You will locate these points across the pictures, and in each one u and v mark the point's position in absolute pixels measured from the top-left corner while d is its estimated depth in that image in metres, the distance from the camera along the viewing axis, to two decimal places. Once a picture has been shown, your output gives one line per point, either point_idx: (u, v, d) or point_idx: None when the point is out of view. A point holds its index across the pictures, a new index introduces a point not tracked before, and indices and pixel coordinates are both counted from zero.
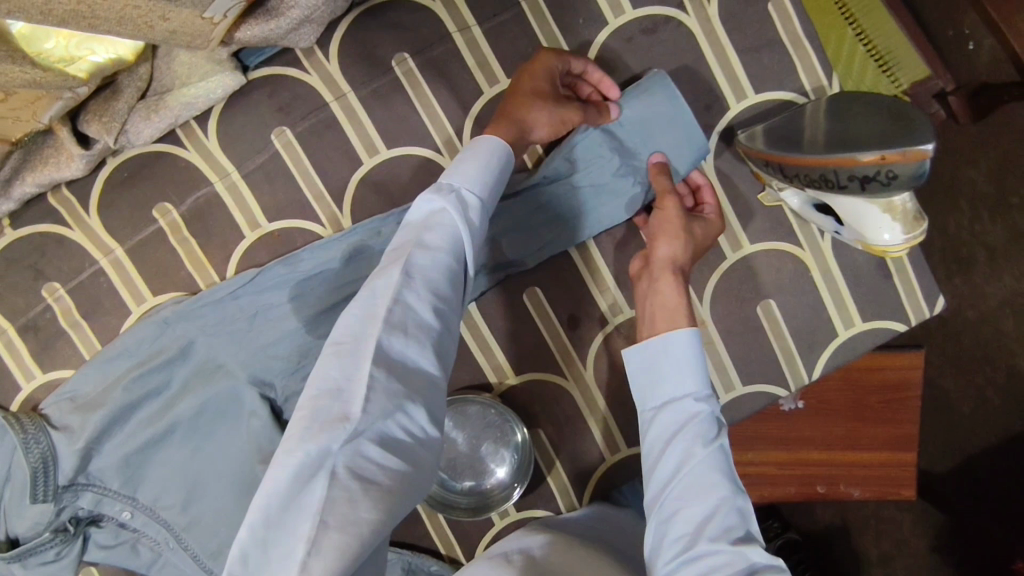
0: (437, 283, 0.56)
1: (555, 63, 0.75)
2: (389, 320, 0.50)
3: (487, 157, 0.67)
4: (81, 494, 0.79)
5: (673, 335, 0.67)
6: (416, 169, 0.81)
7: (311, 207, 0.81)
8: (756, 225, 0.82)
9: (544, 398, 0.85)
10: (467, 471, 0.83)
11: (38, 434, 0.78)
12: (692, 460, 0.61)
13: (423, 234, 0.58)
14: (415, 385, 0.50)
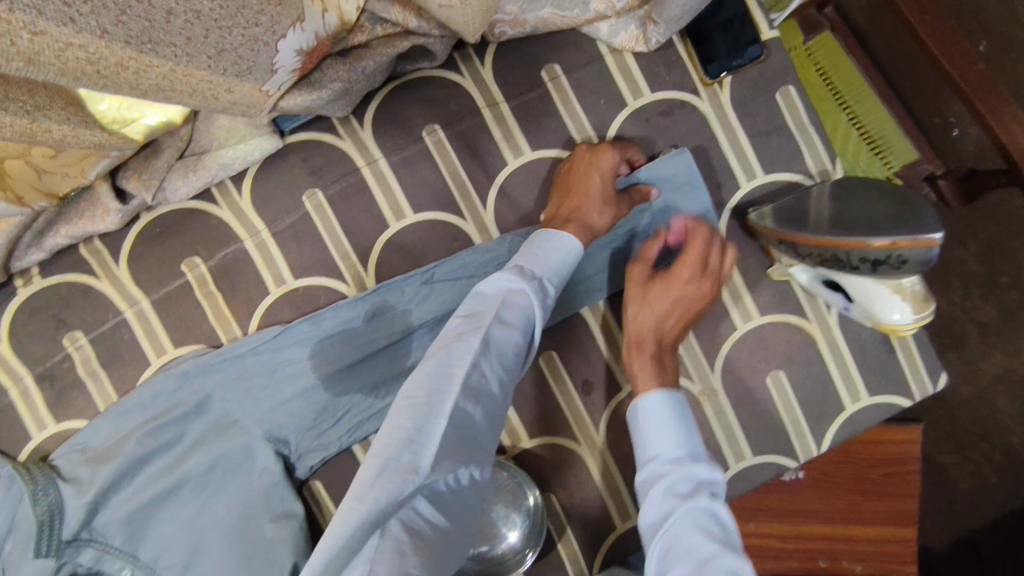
0: (508, 356, 0.63)
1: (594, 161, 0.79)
2: (463, 385, 0.58)
3: (563, 249, 0.72)
4: (83, 550, 0.77)
5: (645, 398, 0.70)
6: (440, 233, 0.84)
7: (336, 266, 0.84)
8: (766, 297, 0.85)
9: (556, 462, 0.86)
10: (476, 537, 0.82)
11: (48, 487, 0.76)
12: (679, 516, 0.61)
13: (503, 310, 0.64)
14: (472, 453, 0.57)
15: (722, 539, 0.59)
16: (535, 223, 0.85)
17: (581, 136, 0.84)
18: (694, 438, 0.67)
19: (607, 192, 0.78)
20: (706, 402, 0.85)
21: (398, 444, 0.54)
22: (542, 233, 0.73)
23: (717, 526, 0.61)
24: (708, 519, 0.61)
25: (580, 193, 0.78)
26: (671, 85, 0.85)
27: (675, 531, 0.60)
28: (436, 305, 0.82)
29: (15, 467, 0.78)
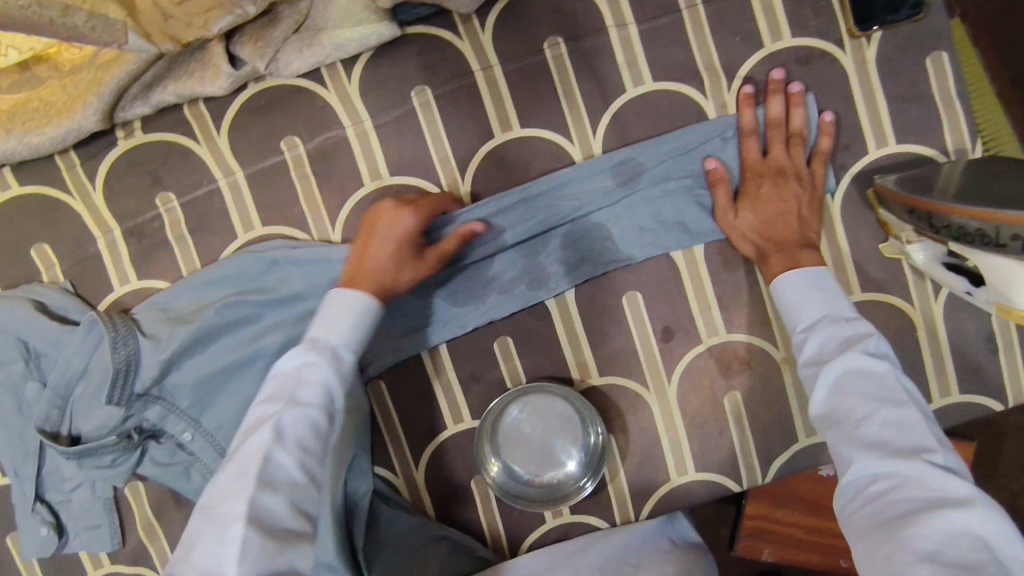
0: (309, 437, 0.59)
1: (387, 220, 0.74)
2: (258, 476, 0.54)
3: (358, 306, 0.68)
4: (150, 406, 0.78)
5: (779, 282, 0.71)
6: (544, 152, 0.81)
7: (434, 168, 0.81)
8: (872, 274, 0.81)
9: (621, 404, 0.84)
10: (534, 463, 0.81)
11: (128, 338, 0.77)
12: (846, 392, 0.60)
13: (298, 391, 0.61)
14: (290, 544, 0.52)
15: (887, 389, 0.58)
16: (640, 154, 0.80)
17: (708, 72, 0.80)
18: (839, 300, 0.68)
19: (403, 254, 0.72)
20: (786, 370, 0.83)
21: (203, 570, 0.49)
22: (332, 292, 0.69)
23: (873, 359, 0.60)
24: (867, 357, 0.60)
25: (369, 245, 0.73)
26: (814, 33, 0.79)
27: (840, 408, 0.59)
28: (533, 223, 0.80)
29: (98, 313, 0.79)
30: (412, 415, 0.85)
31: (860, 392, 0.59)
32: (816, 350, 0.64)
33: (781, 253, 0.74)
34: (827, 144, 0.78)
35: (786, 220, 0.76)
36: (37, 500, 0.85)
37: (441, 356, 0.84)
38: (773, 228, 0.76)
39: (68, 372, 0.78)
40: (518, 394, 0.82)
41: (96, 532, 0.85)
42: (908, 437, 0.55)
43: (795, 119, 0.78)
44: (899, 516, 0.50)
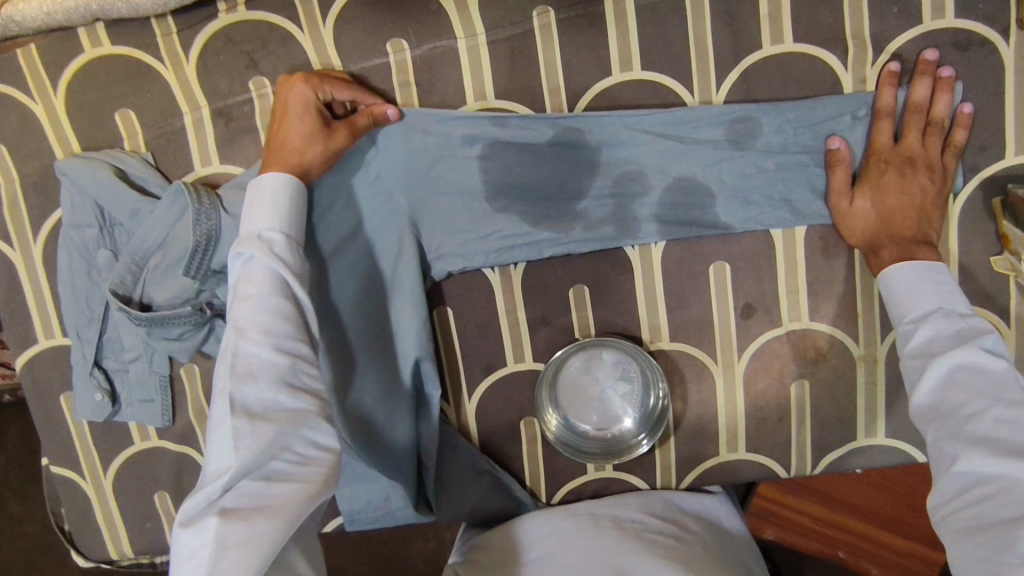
0: (273, 322, 0.59)
1: (298, 94, 0.71)
2: (234, 373, 0.56)
3: (279, 188, 0.66)
4: (222, 284, 0.80)
5: (887, 271, 0.71)
6: (660, 99, 0.77)
7: (542, 98, 0.77)
8: (977, 286, 0.77)
9: (687, 373, 0.82)
10: (592, 415, 0.81)
11: (212, 214, 0.76)
12: (958, 388, 0.62)
13: (240, 286, 0.60)
14: (290, 421, 0.56)
15: (1001, 387, 0.60)
16: (762, 117, 0.75)
17: (855, 42, 0.74)
18: (955, 291, 0.68)
19: (307, 129, 0.71)
20: (862, 368, 0.81)
21: (214, 462, 0.54)
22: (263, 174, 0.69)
23: (991, 357, 0.62)
24: (983, 354, 0.62)
25: (281, 121, 0.71)
26: (979, 17, 0.73)
27: (950, 402, 0.62)
28: (632, 154, 0.77)
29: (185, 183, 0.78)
30: (473, 348, 0.83)
31: (973, 387, 0.61)
32: (928, 341, 0.66)
33: (894, 246, 0.72)
34: (963, 137, 0.73)
35: (904, 210, 0.73)
36: (94, 366, 0.86)
37: (515, 292, 0.81)
38: (889, 216, 0.73)
39: (147, 241, 0.78)
40: (584, 344, 0.80)
41: (149, 407, 0.86)
42: (1023, 437, 0.57)
43: (938, 105, 0.73)
44: (1008, 520, 0.54)
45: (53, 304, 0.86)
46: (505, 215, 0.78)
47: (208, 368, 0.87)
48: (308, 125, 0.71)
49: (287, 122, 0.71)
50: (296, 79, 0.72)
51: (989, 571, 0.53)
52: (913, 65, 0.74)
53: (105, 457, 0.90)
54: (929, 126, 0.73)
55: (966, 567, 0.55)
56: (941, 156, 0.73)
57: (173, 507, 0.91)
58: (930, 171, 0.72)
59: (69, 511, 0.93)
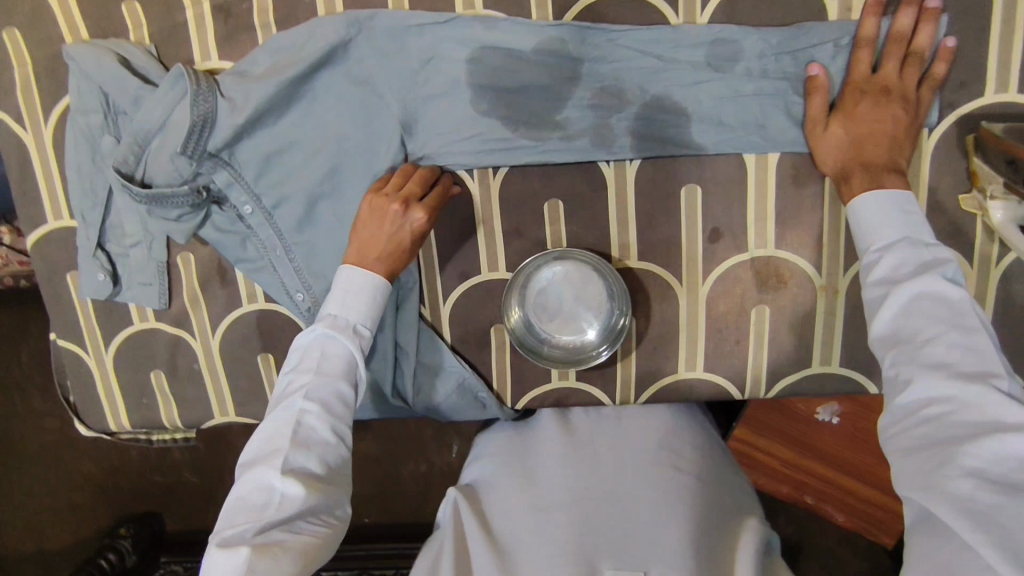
0: (342, 384, 0.68)
1: (370, 220, 0.77)
2: (310, 389, 0.66)
3: (375, 293, 0.74)
4: (219, 170, 0.84)
5: (858, 206, 0.71)
6: (644, 17, 0.78)
7: (529, 9, 0.80)
8: (941, 222, 0.78)
9: (652, 291, 0.86)
10: (558, 326, 0.86)
11: (207, 97, 0.81)
12: (915, 315, 0.62)
13: (343, 312, 0.73)
14: (325, 491, 0.63)
15: (954, 312, 0.60)
16: (742, 41, 0.76)
17: None
18: (921, 226, 0.68)
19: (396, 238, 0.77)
20: (822, 298, 0.83)
21: (274, 446, 0.63)
22: (342, 279, 0.74)
23: (949, 284, 0.61)
24: (943, 282, 0.61)
25: (374, 249, 0.76)
26: None
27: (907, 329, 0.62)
28: (613, 69, 0.79)
29: (185, 69, 0.82)
30: (449, 254, 0.87)
31: (928, 313, 0.61)
32: (894, 272, 0.65)
33: (861, 177, 0.72)
34: (943, 71, 0.73)
35: (880, 148, 0.72)
36: (98, 248, 0.92)
37: (492, 201, 0.85)
38: (858, 150, 0.73)
39: (149, 123, 0.82)
40: (552, 256, 0.83)
41: (148, 289, 0.93)
42: (977, 363, 0.57)
43: (921, 36, 0.73)
44: (962, 436, 0.54)
45: (60, 187, 0.91)
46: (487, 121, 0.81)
47: (203, 256, 0.92)
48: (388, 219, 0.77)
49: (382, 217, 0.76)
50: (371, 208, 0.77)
51: (928, 483, 0.53)
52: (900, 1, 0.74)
53: (108, 334, 0.97)
54: (909, 57, 0.73)
55: (910, 479, 0.55)
56: (916, 88, 0.73)
57: (167, 386, 0.98)
58: (901, 103, 0.73)
59: (74, 383, 1.00)
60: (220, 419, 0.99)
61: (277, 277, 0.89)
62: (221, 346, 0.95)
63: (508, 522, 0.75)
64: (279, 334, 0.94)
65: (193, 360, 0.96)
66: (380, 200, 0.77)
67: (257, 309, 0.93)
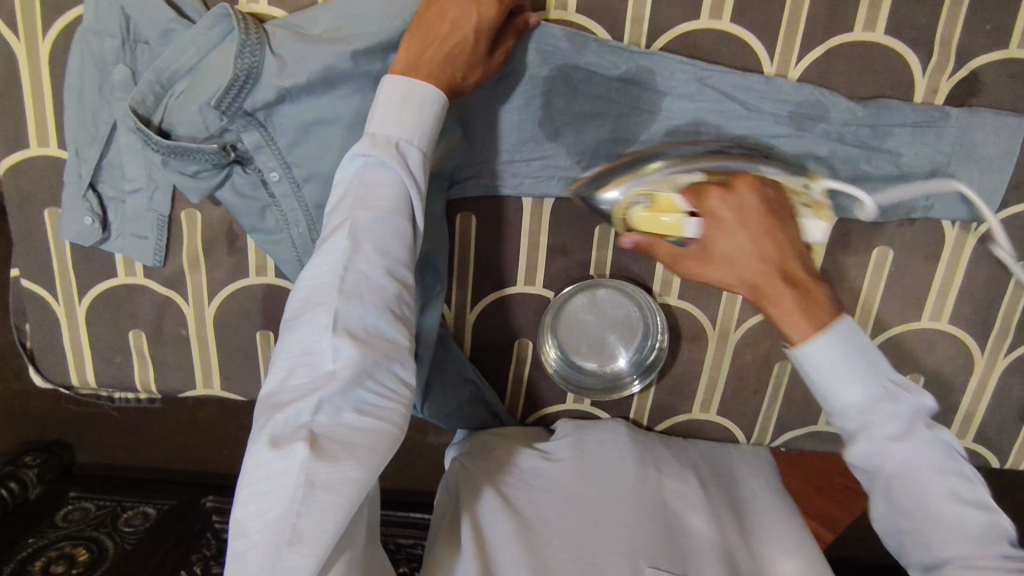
0: (387, 236, 0.62)
1: (455, 7, 0.66)
2: (353, 240, 0.60)
3: (426, 100, 0.64)
4: (250, 130, 0.75)
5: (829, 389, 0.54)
6: (736, 57, 0.75)
7: (623, 25, 0.74)
8: (967, 310, 0.83)
9: (684, 331, 0.85)
10: (588, 352, 0.85)
11: (254, 51, 0.71)
12: (920, 472, 0.52)
13: (395, 137, 0.63)
14: (385, 351, 0.59)
15: (960, 465, 0.52)
16: (832, 103, 0.74)
17: (940, 50, 0.73)
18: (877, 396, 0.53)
19: (466, 38, 0.66)
20: None
21: (317, 311, 0.59)
22: (393, 80, 0.64)
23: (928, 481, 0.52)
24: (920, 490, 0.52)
25: (435, 37, 0.66)
26: None
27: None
28: (694, 108, 0.76)
29: (231, 10, 0.72)
30: (488, 261, 0.83)
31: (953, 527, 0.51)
32: (874, 435, 0.53)
33: (807, 313, 0.56)
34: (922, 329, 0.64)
35: (790, 319, 0.56)
36: (89, 187, 0.81)
37: (543, 216, 0.81)
38: (745, 279, 0.60)
39: (180, 63, 0.72)
40: (598, 281, 0.82)
41: (141, 243, 0.83)
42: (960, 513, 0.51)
43: None
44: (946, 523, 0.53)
45: (53, 111, 0.80)
46: (555, 140, 0.77)
47: (213, 217, 0.83)
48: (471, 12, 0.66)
49: (462, 11, 0.66)
50: None
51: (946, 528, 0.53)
52: (985, 104, 0.75)
53: (84, 283, 0.86)
54: None
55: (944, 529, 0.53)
56: None
57: (147, 347, 0.89)
58: (790, 229, 0.62)
59: (34, 329, 0.90)
60: (202, 390, 0.92)
61: (296, 254, 0.82)
62: (217, 315, 0.88)
63: (531, 501, 0.75)
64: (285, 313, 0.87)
65: (182, 326, 0.88)
66: None
67: (264, 283, 0.86)
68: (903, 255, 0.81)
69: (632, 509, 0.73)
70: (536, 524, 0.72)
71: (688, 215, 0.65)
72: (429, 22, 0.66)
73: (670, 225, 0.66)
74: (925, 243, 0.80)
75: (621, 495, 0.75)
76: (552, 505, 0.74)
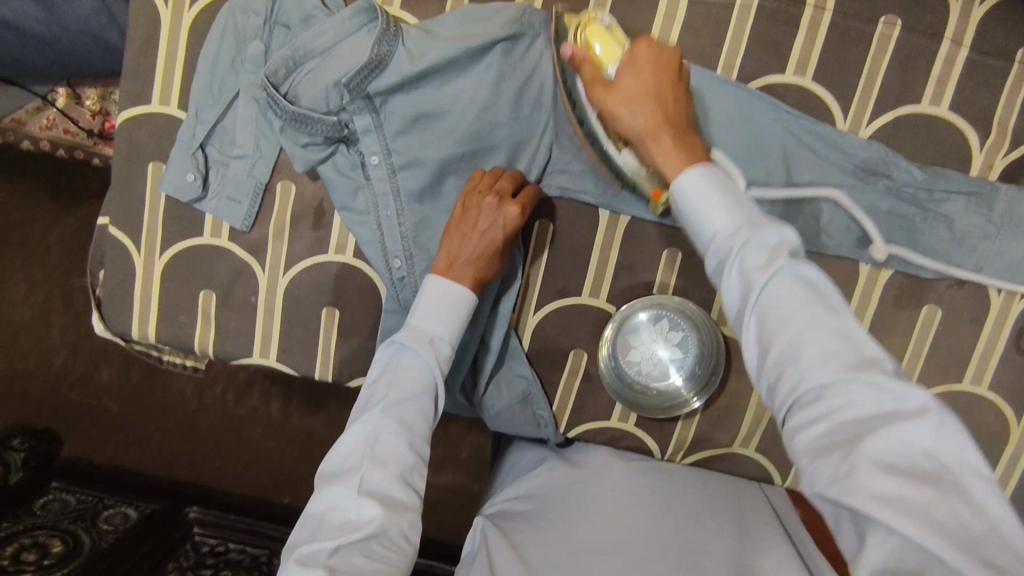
0: (410, 410, 0.70)
1: (481, 219, 0.79)
2: (388, 406, 0.70)
3: (464, 302, 0.76)
4: (365, 112, 0.81)
5: (682, 196, 0.62)
6: (815, 112, 0.82)
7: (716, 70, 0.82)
8: (1007, 377, 0.86)
9: (734, 361, 0.89)
10: (642, 371, 0.88)
11: (387, 41, 0.78)
12: (782, 295, 0.53)
13: (435, 337, 0.75)
14: (397, 509, 0.66)
15: (822, 297, 0.53)
16: (898, 164, 0.81)
17: (998, 129, 0.81)
18: (728, 208, 0.59)
19: (489, 243, 0.79)
20: None
21: (361, 445, 0.68)
22: (432, 280, 0.77)
23: (774, 291, 0.54)
24: (764, 299, 0.54)
25: (460, 239, 0.79)
26: None
27: (827, 426, 0.50)
28: (781, 148, 0.82)
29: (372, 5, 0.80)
30: (559, 269, 0.88)
31: (817, 346, 0.51)
32: (738, 256, 0.56)
33: (682, 152, 0.67)
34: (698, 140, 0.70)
35: (667, 151, 0.67)
36: (199, 147, 0.86)
37: (616, 231, 0.87)
38: (642, 124, 0.70)
39: (316, 44, 0.80)
40: (661, 302, 0.86)
41: (234, 207, 0.88)
42: (802, 329, 0.52)
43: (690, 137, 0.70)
44: (818, 360, 0.51)
45: (181, 74, 0.86)
46: None
47: (307, 192, 0.88)
48: (483, 242, 0.79)
49: (491, 212, 0.79)
50: (490, 206, 0.79)
51: (826, 369, 0.50)
52: None
53: (169, 238, 0.90)
54: None
55: (817, 370, 0.50)
56: None
57: (213, 310, 0.92)
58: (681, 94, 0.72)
59: (108, 277, 0.92)
60: (256, 362, 0.93)
61: (379, 237, 0.85)
62: (288, 288, 0.90)
63: (540, 544, 0.74)
64: (354, 294, 0.90)
65: (253, 293, 0.91)
66: (500, 187, 0.80)
67: (342, 261, 0.89)
68: (950, 316, 0.85)
69: (646, 542, 0.72)
70: (544, 560, 0.71)
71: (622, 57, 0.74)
72: (454, 228, 0.80)
73: (604, 53, 0.75)
74: (971, 306, 0.85)
75: (632, 529, 0.74)
76: (548, 536, 0.74)
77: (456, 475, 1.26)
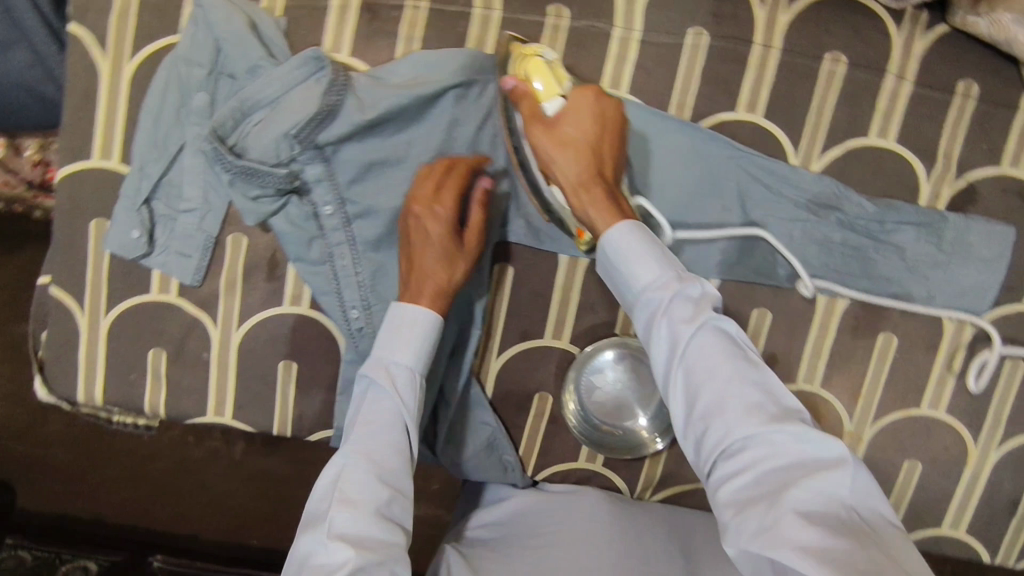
0: (376, 445, 0.69)
1: (424, 229, 0.77)
2: (352, 445, 0.69)
3: (420, 328, 0.74)
4: (317, 162, 0.80)
5: (611, 249, 0.71)
6: (767, 148, 0.83)
7: (669, 110, 0.82)
8: (962, 400, 0.88)
9: None
10: (608, 413, 0.87)
11: (337, 91, 0.77)
12: (708, 347, 0.66)
13: (394, 366, 0.73)
14: (377, 548, 0.64)
15: (741, 352, 0.66)
16: (848, 198, 0.83)
17: (943, 160, 0.83)
18: (667, 270, 0.69)
19: (443, 254, 0.77)
20: (847, 442, 0.89)
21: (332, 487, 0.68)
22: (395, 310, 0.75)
23: (700, 345, 0.66)
24: (694, 351, 0.66)
25: (412, 258, 0.78)
26: None
27: (750, 471, 0.62)
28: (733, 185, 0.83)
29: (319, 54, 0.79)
30: (521, 312, 0.87)
31: (741, 400, 0.63)
32: (670, 314, 0.67)
33: (613, 210, 0.74)
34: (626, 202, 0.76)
35: (599, 214, 0.73)
36: (144, 202, 0.83)
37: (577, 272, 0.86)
38: (573, 178, 0.74)
39: (263, 94, 0.78)
40: (622, 343, 0.86)
41: (184, 262, 0.85)
42: (729, 381, 0.64)
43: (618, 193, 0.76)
44: (743, 411, 0.63)
45: (122, 127, 0.83)
46: None
47: (258, 243, 0.86)
48: (441, 262, 0.76)
49: (435, 221, 0.77)
50: (426, 212, 0.77)
51: (746, 416, 0.63)
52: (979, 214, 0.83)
53: (115, 295, 0.87)
54: None
55: (743, 423, 0.62)
56: None
57: (164, 367, 0.88)
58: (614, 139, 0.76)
59: (50, 337, 0.88)
60: (211, 418, 0.90)
61: (335, 287, 0.83)
62: (242, 342, 0.88)
63: None
64: (311, 345, 0.88)
65: (205, 348, 0.88)
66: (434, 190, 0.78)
67: (297, 313, 0.87)
68: (906, 342, 0.87)
69: None
70: None
71: (562, 96, 0.76)
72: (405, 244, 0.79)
73: (544, 89, 0.76)
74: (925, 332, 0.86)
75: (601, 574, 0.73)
76: None
77: (426, 517, 1.23)
